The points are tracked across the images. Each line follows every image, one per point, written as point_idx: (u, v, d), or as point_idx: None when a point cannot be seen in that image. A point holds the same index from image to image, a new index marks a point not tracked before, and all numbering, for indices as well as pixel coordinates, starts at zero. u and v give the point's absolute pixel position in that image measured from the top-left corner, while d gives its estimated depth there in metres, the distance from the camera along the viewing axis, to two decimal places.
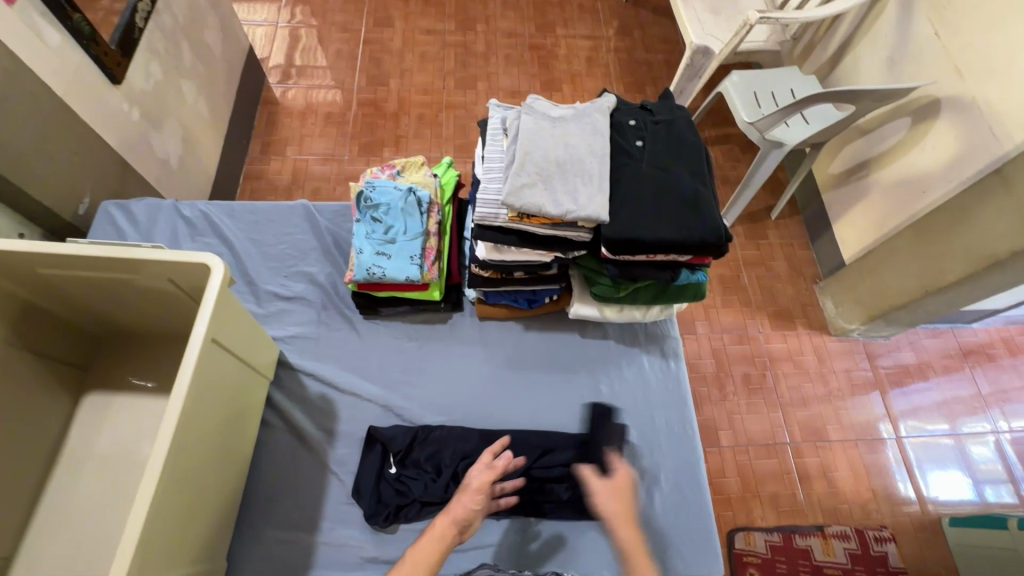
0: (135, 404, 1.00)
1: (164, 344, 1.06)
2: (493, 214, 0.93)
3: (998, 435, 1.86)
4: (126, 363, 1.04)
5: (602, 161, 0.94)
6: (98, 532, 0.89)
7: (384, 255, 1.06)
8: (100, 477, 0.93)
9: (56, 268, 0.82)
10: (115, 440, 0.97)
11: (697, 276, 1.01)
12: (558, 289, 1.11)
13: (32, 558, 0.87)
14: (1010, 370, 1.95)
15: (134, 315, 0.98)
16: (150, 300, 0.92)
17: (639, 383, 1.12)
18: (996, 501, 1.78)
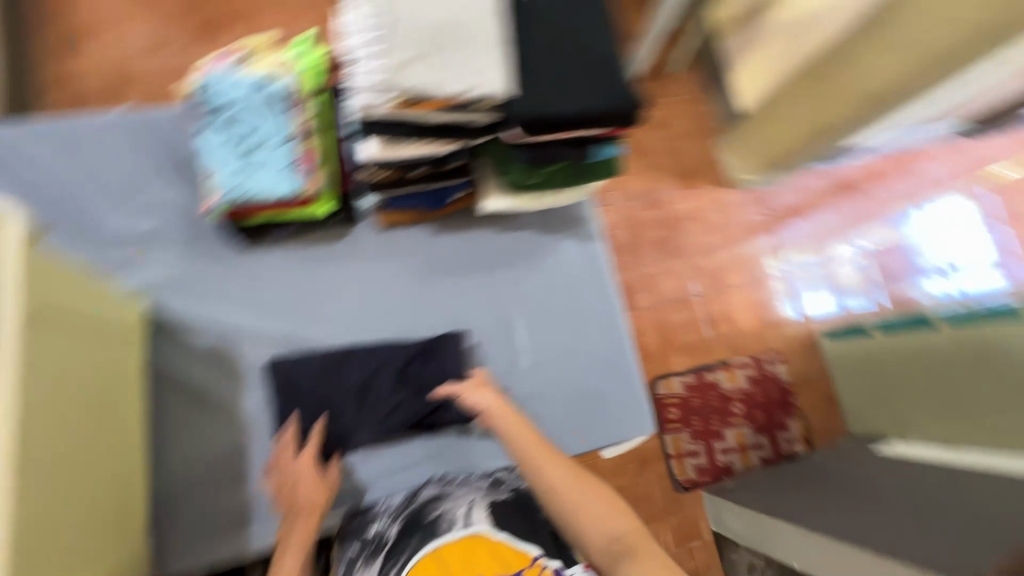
0: None
1: None
2: (372, 102, 0.76)
3: (858, 255, 2.09)
4: None
5: (500, 19, 0.77)
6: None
7: (249, 171, 0.88)
8: None
9: None
10: None
11: (611, 150, 0.93)
12: (466, 185, 1.00)
13: None
14: (875, 198, 2.12)
15: None
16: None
17: (560, 271, 1.08)
18: (858, 310, 2.04)
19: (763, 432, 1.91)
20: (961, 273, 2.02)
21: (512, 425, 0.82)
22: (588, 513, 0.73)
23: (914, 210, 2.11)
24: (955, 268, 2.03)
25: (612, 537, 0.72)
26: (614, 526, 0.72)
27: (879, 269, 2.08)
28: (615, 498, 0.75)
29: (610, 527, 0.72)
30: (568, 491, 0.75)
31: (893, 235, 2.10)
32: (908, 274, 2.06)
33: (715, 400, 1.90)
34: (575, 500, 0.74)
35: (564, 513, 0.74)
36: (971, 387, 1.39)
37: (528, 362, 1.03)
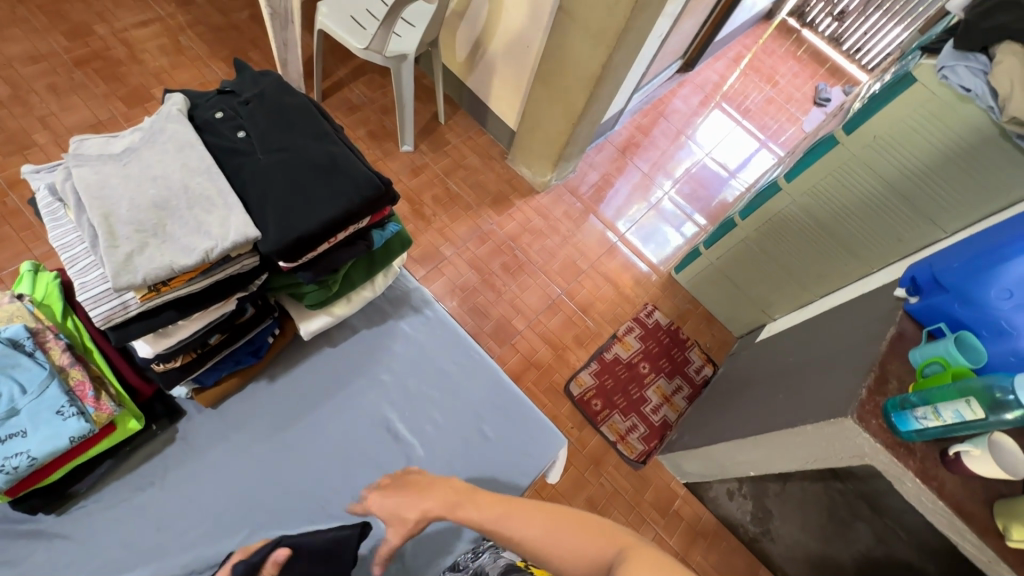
0: None
1: None
2: (119, 306, 0.71)
3: (669, 193, 2.32)
4: None
5: (211, 174, 0.78)
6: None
7: (13, 435, 0.74)
8: None
9: None
10: None
11: (391, 228, 0.96)
12: (274, 324, 0.96)
13: None
14: (652, 145, 2.40)
15: None
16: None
17: (412, 349, 1.09)
18: (692, 235, 2.26)
19: (675, 375, 1.99)
20: (744, 173, 2.43)
21: (477, 509, 0.78)
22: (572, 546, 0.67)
23: (692, 140, 2.45)
24: (739, 173, 2.43)
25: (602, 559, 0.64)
26: (601, 548, 0.65)
27: (686, 197, 2.33)
28: (592, 519, 0.70)
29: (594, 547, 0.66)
30: (547, 534, 0.70)
31: (690, 163, 2.41)
32: (718, 186, 2.38)
33: (625, 372, 1.95)
34: (556, 543, 0.69)
35: (552, 563, 0.68)
36: (789, 253, 1.64)
37: (423, 450, 1.01)
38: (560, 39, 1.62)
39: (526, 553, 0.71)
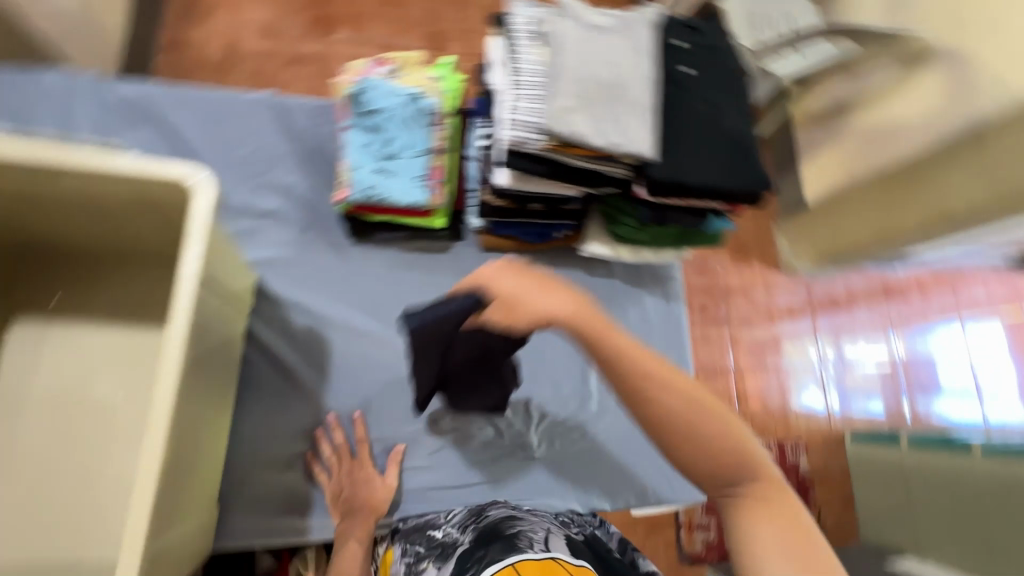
0: (79, 337, 0.84)
1: (106, 262, 0.87)
2: (525, 138, 0.81)
3: (903, 359, 1.75)
4: (46, 284, 0.84)
5: (648, 87, 0.84)
6: (51, 476, 0.79)
7: (384, 173, 0.92)
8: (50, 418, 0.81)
9: None
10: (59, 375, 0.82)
11: (722, 224, 0.96)
12: (572, 226, 1.03)
13: None
14: (919, 300, 1.80)
15: (75, 230, 0.79)
16: (93, 211, 0.73)
17: (642, 323, 1.11)
18: (858, 415, 1.69)
19: None
20: (995, 400, 1.74)
21: (609, 339, 0.57)
22: (705, 440, 0.56)
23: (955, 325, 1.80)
24: (988, 395, 1.74)
25: (731, 473, 0.55)
26: (727, 460, 0.55)
27: (916, 378, 1.75)
28: (727, 404, 0.58)
29: (733, 457, 0.55)
30: (680, 422, 0.55)
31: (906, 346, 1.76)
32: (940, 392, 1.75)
33: None
34: (687, 431, 0.55)
35: (669, 445, 0.56)
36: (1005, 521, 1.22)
37: (596, 407, 1.06)
38: None
39: (652, 419, 0.56)
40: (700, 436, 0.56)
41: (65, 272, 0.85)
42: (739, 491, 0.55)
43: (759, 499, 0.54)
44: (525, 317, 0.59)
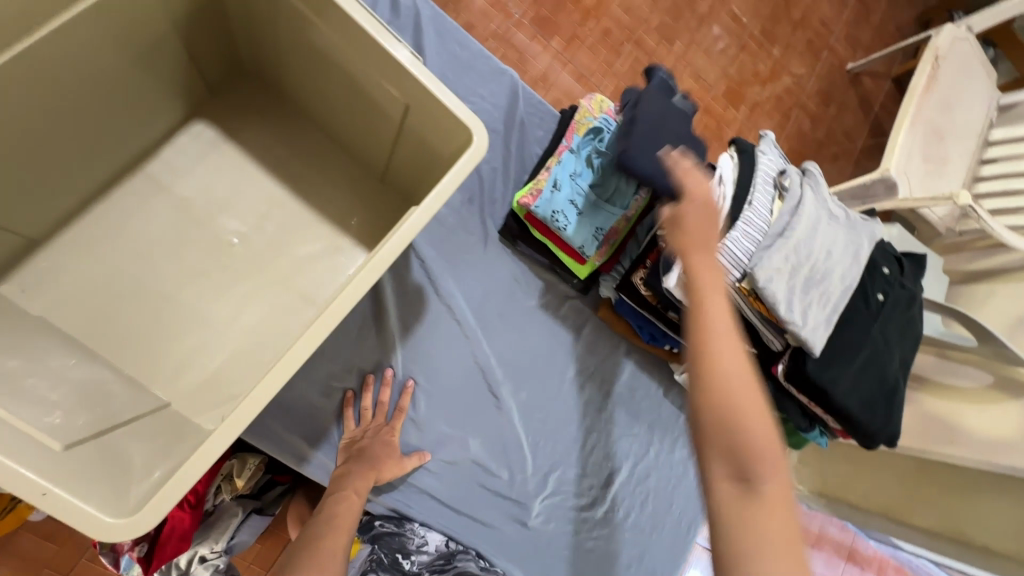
0: (240, 170, 0.84)
1: (304, 121, 0.87)
2: (725, 269, 0.81)
3: None
4: (247, 108, 0.85)
5: (844, 293, 0.85)
6: (142, 272, 0.78)
7: (576, 209, 0.93)
8: (171, 221, 0.80)
9: (309, 9, 0.65)
10: (203, 190, 0.82)
11: (819, 438, 0.96)
12: (686, 348, 1.03)
13: (58, 261, 0.75)
14: None
15: (310, 86, 0.80)
16: (349, 90, 0.75)
17: (680, 468, 1.10)
18: None
19: None
20: None
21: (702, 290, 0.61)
22: (738, 414, 0.54)
23: None
24: None
25: (749, 464, 0.52)
26: (753, 453, 0.53)
27: None
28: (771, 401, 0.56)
29: (755, 446, 0.53)
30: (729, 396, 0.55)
31: None
32: None
33: None
34: (724, 403, 0.55)
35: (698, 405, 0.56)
36: None
37: (601, 515, 1.04)
38: None
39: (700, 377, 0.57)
40: (734, 407, 0.54)
41: (270, 110, 0.87)
42: (748, 485, 0.52)
43: (762, 499, 0.51)
44: (677, 235, 0.66)
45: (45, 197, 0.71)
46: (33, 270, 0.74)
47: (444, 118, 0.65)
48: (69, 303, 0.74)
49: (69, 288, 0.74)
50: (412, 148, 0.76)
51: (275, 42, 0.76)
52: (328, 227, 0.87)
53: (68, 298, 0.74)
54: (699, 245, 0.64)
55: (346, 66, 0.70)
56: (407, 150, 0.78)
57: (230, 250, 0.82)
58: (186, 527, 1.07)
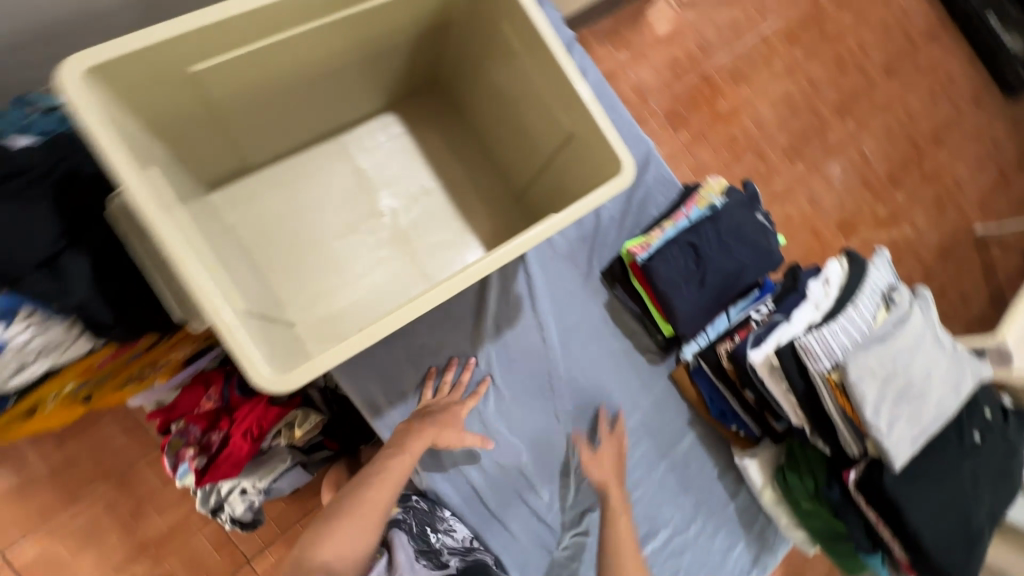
0: (410, 159, 1.01)
1: (472, 135, 1.03)
2: (817, 357, 0.83)
3: None
4: (432, 115, 1.03)
5: (938, 418, 0.83)
6: (313, 216, 0.94)
7: (681, 275, 0.98)
8: (346, 183, 0.97)
9: (520, 46, 0.80)
10: (378, 167, 0.99)
11: (877, 567, 0.91)
12: (754, 433, 1.03)
13: (258, 189, 0.92)
14: None
15: (490, 107, 0.96)
16: (522, 116, 0.89)
17: (717, 558, 1.06)
18: None
19: None
20: None
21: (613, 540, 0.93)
22: None
23: None
24: None
25: None
26: None
27: None
28: None
29: None
30: None
31: None
32: None
33: None
34: None
35: None
36: None
37: None
38: None
39: None
40: None
41: (446, 119, 1.03)
42: None
43: None
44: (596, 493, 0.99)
45: (271, 138, 0.90)
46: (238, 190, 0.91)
47: (602, 155, 0.76)
48: (255, 222, 0.90)
49: (260, 212, 0.91)
50: (558, 174, 0.88)
51: (476, 67, 0.92)
52: (461, 223, 1.00)
53: (256, 219, 0.91)
54: (614, 497, 0.98)
55: (532, 96, 0.84)
56: (552, 175, 0.90)
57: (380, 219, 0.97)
58: (242, 455, 1.15)
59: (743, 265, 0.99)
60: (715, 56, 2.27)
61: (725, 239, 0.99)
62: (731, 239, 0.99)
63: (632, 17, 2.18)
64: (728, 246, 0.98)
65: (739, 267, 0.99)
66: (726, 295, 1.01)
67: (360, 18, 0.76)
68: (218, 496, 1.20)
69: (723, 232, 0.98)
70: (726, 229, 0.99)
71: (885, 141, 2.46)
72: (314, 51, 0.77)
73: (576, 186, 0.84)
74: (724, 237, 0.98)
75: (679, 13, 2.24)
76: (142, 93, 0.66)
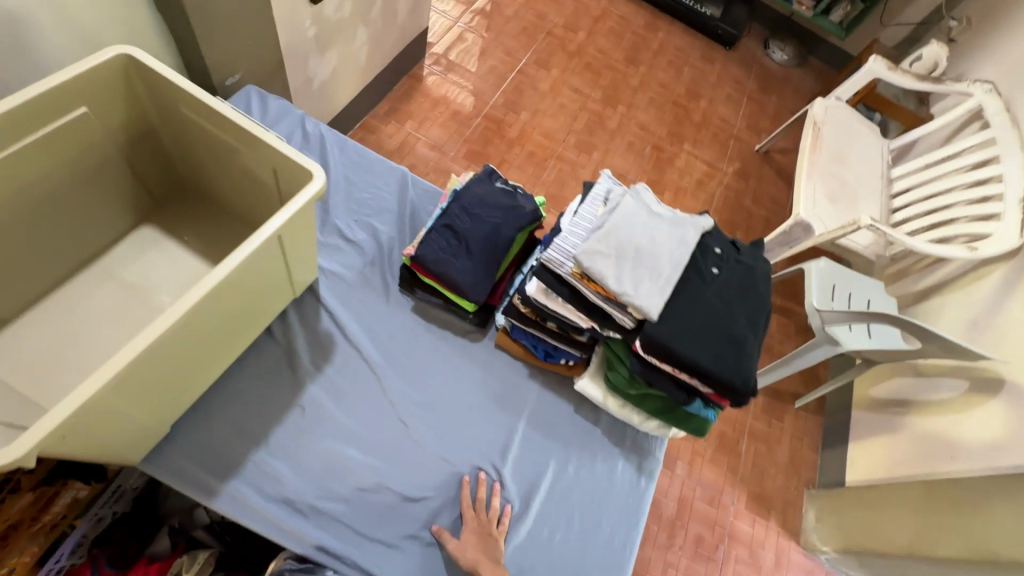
0: (173, 254, 1.07)
1: (227, 214, 1.12)
2: (560, 261, 0.97)
3: None
4: (186, 213, 1.11)
5: (675, 265, 0.98)
6: (85, 337, 0.95)
7: (449, 253, 1.10)
8: (114, 296, 1.00)
9: (205, 119, 0.95)
10: (145, 273, 1.04)
11: (707, 412, 1.02)
12: (579, 357, 1.13)
13: (23, 337, 0.93)
14: None
15: (223, 184, 1.07)
16: (242, 175, 1.01)
17: (603, 482, 1.11)
18: None
19: None
20: None
21: None
22: None
23: None
24: None
25: None
26: None
27: None
28: None
29: None
30: None
31: None
32: None
33: None
34: None
35: None
36: None
37: (524, 532, 1.03)
38: (1006, 485, 1.19)
39: None
40: None
41: (195, 213, 1.11)
42: None
43: None
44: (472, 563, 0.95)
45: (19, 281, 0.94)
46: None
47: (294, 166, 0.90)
48: (22, 365, 0.90)
49: (27, 356, 0.92)
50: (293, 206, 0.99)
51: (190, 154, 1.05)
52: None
53: (23, 362, 0.91)
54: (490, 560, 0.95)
55: (238, 154, 0.97)
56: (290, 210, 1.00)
57: (157, 316, 0.99)
58: None
59: (497, 225, 1.12)
60: (486, 98, 2.61)
61: (472, 212, 1.13)
62: (478, 210, 1.13)
63: (403, 95, 2.48)
64: (476, 216, 1.13)
65: (495, 228, 1.12)
66: (500, 254, 1.12)
67: (44, 141, 0.88)
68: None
69: (468, 208, 1.13)
70: (470, 205, 1.14)
71: (653, 109, 2.85)
72: (13, 183, 0.87)
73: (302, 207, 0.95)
74: (471, 211, 1.13)
75: (442, 78, 2.58)
76: None
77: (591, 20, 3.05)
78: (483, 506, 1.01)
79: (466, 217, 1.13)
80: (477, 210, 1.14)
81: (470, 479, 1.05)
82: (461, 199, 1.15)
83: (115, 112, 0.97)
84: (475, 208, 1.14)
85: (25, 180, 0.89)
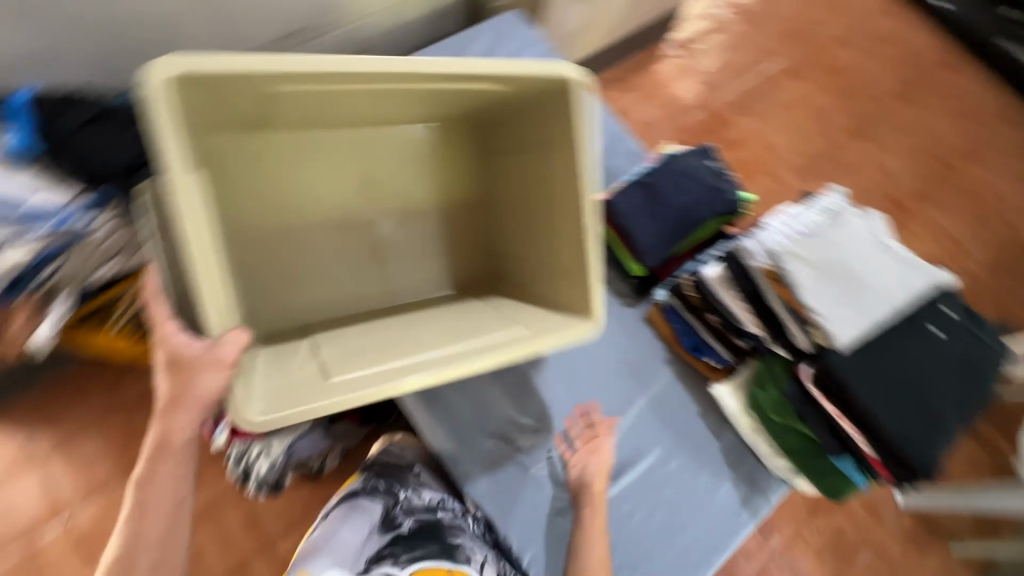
0: (411, 192, 1.01)
1: (478, 176, 1.04)
2: (753, 252, 0.92)
3: None
4: (457, 148, 1.03)
5: (887, 305, 0.86)
6: (301, 224, 0.95)
7: (638, 211, 1.09)
8: (349, 202, 0.98)
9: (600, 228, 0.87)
10: (381, 191, 1.00)
11: (856, 475, 0.90)
12: (727, 361, 1.07)
13: (255, 186, 0.92)
14: None
15: (513, 153, 0.98)
16: (542, 177, 0.92)
17: (702, 495, 1.05)
18: None
19: None
20: None
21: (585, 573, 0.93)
22: None
23: None
24: None
25: None
26: None
27: None
28: None
29: None
30: None
31: None
32: None
33: None
34: None
35: None
36: None
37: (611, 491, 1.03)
38: None
39: None
40: None
41: (462, 151, 1.03)
42: None
43: None
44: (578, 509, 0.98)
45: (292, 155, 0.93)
46: (244, 184, 0.91)
47: (591, 278, 0.82)
48: (247, 217, 0.91)
49: (254, 211, 0.92)
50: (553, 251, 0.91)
51: (510, 191, 1.01)
52: (444, 276, 1.03)
53: (246, 210, 0.91)
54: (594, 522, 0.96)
55: (551, 174, 0.89)
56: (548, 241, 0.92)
57: (368, 249, 0.99)
58: None
59: (696, 201, 1.09)
60: (718, 90, 2.39)
61: (676, 180, 1.10)
62: (682, 180, 1.10)
63: (637, 66, 2.37)
64: (679, 185, 1.09)
65: (693, 204, 1.09)
66: (687, 231, 1.10)
67: (440, 90, 0.87)
68: (247, 462, 1.23)
69: (674, 174, 1.10)
70: (676, 172, 1.11)
71: (909, 158, 2.37)
72: (370, 104, 0.88)
73: (564, 281, 0.88)
74: (676, 179, 1.10)
75: (682, 58, 2.39)
76: (202, 105, 0.72)
77: (881, 32, 2.54)
78: (586, 443, 1.02)
79: (669, 182, 1.09)
80: (682, 179, 1.10)
81: (572, 413, 1.06)
82: (668, 164, 1.13)
83: (503, 92, 0.90)
84: (681, 177, 1.10)
85: (376, 101, 0.87)
